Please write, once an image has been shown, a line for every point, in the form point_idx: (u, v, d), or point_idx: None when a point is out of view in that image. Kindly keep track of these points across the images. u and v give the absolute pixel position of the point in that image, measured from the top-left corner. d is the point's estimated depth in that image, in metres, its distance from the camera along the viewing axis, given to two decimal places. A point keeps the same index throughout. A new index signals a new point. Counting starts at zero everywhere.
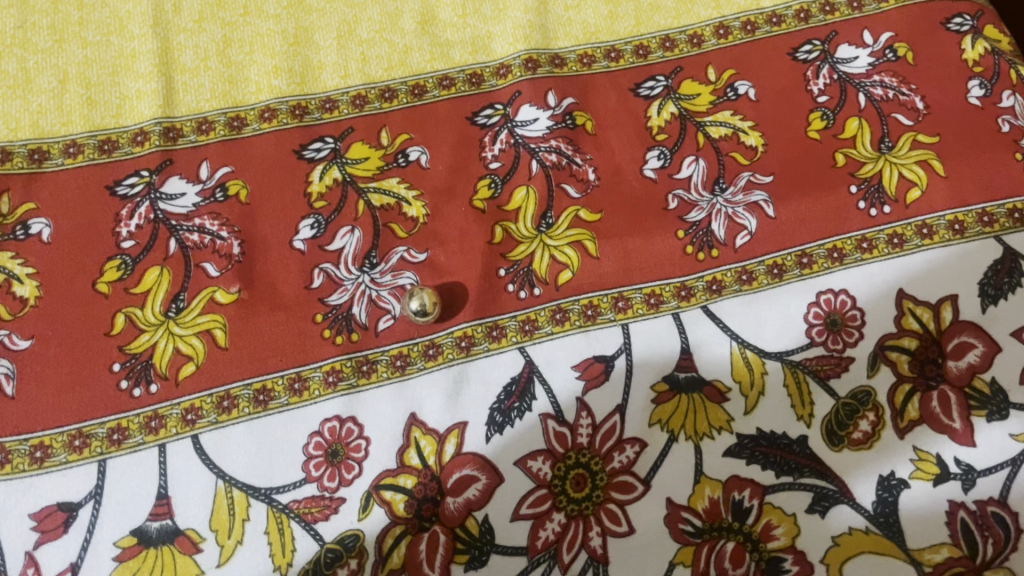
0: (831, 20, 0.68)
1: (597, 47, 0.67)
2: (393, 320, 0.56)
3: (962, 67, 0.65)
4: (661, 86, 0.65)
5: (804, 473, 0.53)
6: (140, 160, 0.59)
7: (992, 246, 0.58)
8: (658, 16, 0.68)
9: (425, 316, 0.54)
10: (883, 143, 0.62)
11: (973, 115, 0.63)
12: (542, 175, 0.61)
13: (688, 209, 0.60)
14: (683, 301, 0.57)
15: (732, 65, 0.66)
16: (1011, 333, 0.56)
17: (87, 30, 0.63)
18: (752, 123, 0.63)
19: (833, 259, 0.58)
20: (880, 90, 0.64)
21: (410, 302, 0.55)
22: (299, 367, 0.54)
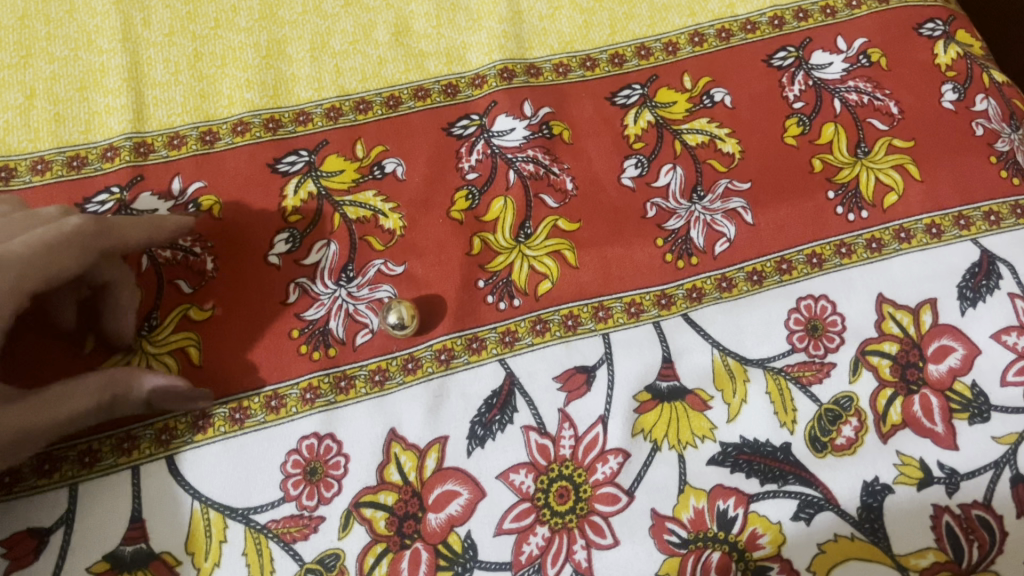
0: (805, 27, 0.68)
1: (573, 56, 0.66)
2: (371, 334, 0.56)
3: (935, 71, 0.65)
4: (637, 94, 0.65)
5: (788, 480, 0.53)
6: (110, 176, 0.58)
7: (969, 249, 0.59)
8: (633, 24, 0.68)
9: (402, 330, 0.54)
10: (859, 148, 0.62)
11: (947, 119, 0.63)
12: (520, 185, 0.61)
13: (667, 217, 0.60)
14: (663, 309, 0.57)
15: (707, 72, 0.66)
16: (990, 334, 0.56)
17: (54, 45, 0.62)
18: (728, 130, 0.63)
19: (812, 265, 0.58)
20: (855, 96, 0.65)
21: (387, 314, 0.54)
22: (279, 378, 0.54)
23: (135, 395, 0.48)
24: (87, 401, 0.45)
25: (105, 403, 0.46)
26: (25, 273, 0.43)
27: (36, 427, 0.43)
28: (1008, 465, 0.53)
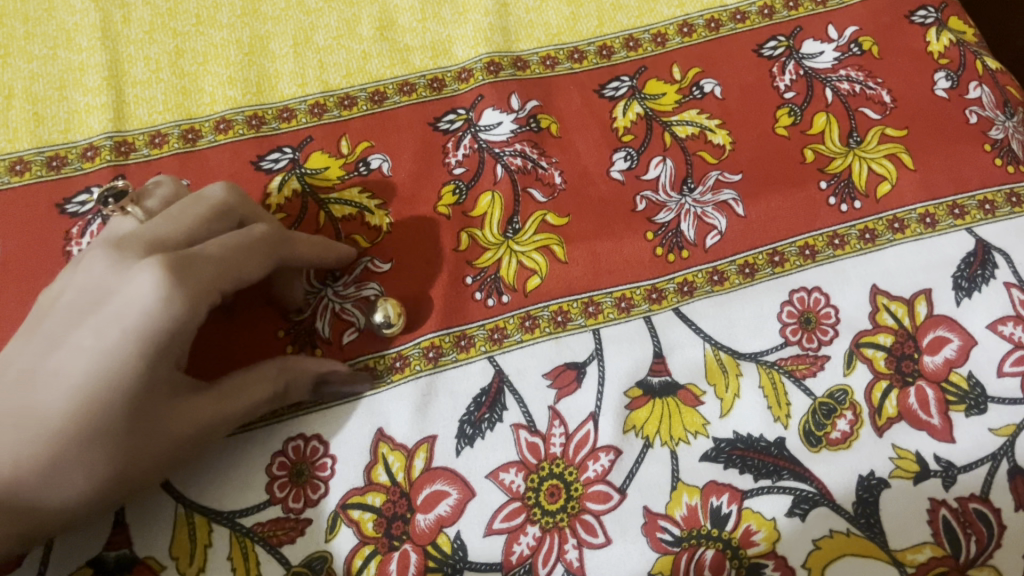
0: (795, 16, 0.67)
1: (560, 48, 0.65)
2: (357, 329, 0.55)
3: (928, 59, 0.65)
4: (626, 86, 0.64)
5: (783, 475, 0.52)
6: (91, 176, 0.57)
7: (964, 238, 0.58)
8: (620, 16, 0.67)
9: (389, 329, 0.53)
10: (851, 137, 0.62)
11: (941, 108, 0.63)
12: (507, 179, 0.60)
13: (657, 210, 0.59)
14: (654, 304, 0.56)
15: (696, 63, 0.65)
16: (986, 325, 0.55)
17: (33, 43, 0.61)
18: (719, 121, 0.62)
19: (804, 257, 0.58)
20: (847, 85, 0.64)
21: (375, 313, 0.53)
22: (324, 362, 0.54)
23: (306, 380, 0.49)
24: (265, 389, 0.46)
25: (281, 390, 0.47)
26: (219, 274, 0.43)
27: (218, 420, 0.44)
28: (1005, 457, 0.52)
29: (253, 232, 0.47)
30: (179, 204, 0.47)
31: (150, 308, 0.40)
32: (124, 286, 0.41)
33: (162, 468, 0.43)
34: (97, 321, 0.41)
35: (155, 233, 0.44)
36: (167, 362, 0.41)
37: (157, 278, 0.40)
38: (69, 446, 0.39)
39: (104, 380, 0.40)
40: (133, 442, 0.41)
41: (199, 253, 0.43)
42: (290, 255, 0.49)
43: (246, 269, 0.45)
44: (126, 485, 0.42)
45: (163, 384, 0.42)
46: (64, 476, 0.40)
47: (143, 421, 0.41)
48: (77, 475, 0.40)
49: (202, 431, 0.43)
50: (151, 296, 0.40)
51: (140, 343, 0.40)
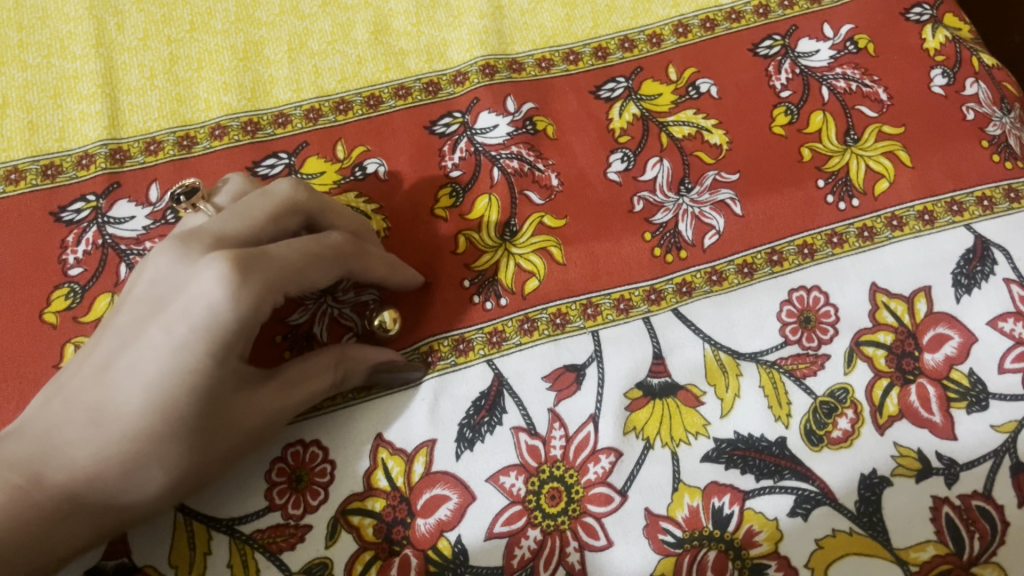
0: (790, 15, 0.67)
1: (555, 50, 0.65)
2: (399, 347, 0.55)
3: (924, 56, 0.64)
4: (622, 87, 0.64)
5: (784, 475, 0.52)
6: (86, 184, 0.57)
7: (963, 235, 0.58)
8: (615, 17, 0.67)
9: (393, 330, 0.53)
10: (848, 136, 0.61)
11: (938, 104, 0.62)
12: (504, 182, 0.60)
13: (654, 211, 0.59)
14: (653, 305, 0.56)
15: (691, 63, 0.65)
16: (987, 321, 0.55)
17: (27, 52, 0.61)
18: (715, 120, 0.62)
19: (803, 256, 0.57)
20: (843, 83, 0.64)
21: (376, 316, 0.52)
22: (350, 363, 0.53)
23: (363, 369, 0.50)
24: (322, 383, 0.48)
25: (339, 378, 0.49)
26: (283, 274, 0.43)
27: (278, 412, 0.46)
28: (1008, 454, 0.52)
29: (321, 240, 0.47)
30: (247, 198, 0.48)
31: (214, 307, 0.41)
32: (190, 283, 0.42)
33: (227, 458, 0.45)
34: (165, 317, 0.42)
35: (223, 228, 0.45)
36: (232, 358, 0.42)
37: (220, 274, 0.41)
38: (144, 439, 0.41)
39: (173, 377, 0.41)
40: (203, 432, 0.43)
41: (267, 252, 0.44)
42: (359, 264, 0.49)
43: (311, 274, 0.46)
44: (194, 475, 0.44)
45: (227, 379, 0.43)
46: (141, 472, 0.42)
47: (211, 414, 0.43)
48: (153, 466, 0.42)
49: (263, 423, 0.46)
50: (216, 293, 0.40)
51: (206, 340, 0.41)
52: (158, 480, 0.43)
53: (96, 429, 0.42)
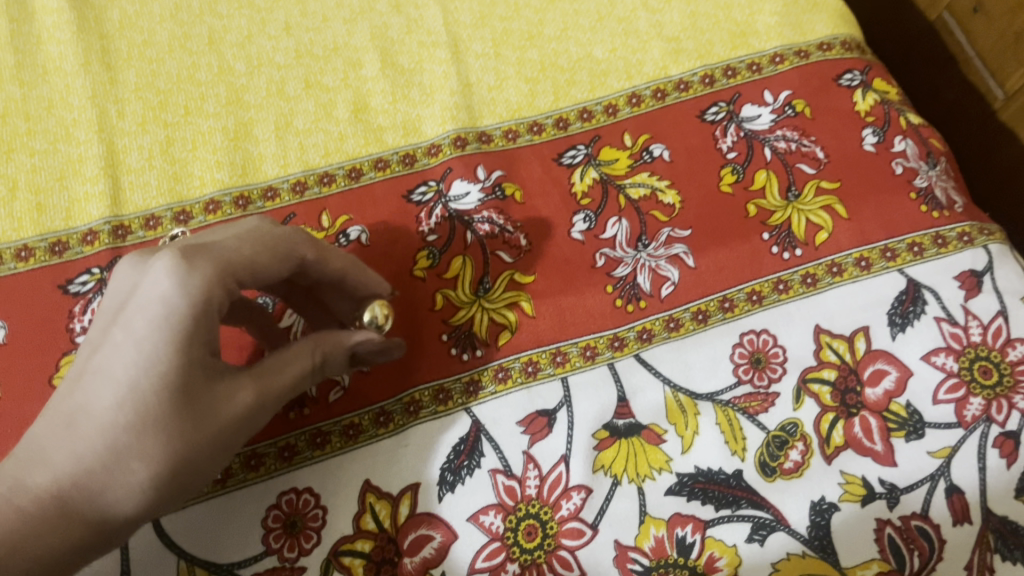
0: (733, 83, 0.73)
1: (521, 122, 0.71)
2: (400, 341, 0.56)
3: (856, 117, 0.71)
4: (582, 154, 0.70)
5: (741, 504, 0.56)
6: (91, 258, 0.61)
7: (896, 278, 0.63)
8: (575, 90, 0.73)
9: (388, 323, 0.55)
10: (790, 192, 0.67)
11: (869, 161, 0.69)
12: (477, 244, 0.65)
13: (615, 265, 0.64)
14: (617, 351, 0.61)
15: (645, 130, 0.71)
16: (921, 356, 0.60)
17: (35, 139, 0.65)
18: (668, 182, 0.68)
19: (752, 302, 0.63)
20: (783, 144, 0.70)
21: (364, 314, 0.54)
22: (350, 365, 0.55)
23: (341, 351, 0.51)
24: (303, 362, 0.48)
25: (318, 362, 0.49)
26: (232, 261, 0.46)
27: (257, 402, 0.46)
28: (943, 477, 0.57)
29: (274, 231, 0.49)
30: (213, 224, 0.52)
31: (167, 292, 0.43)
32: (145, 279, 0.44)
33: (211, 451, 0.44)
34: (127, 314, 0.44)
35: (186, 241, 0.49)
36: (195, 347, 0.43)
37: (168, 267, 0.43)
38: (122, 432, 0.42)
39: (140, 368, 0.42)
40: (182, 422, 0.43)
41: (217, 245, 0.46)
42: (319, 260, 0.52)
43: (263, 257, 0.48)
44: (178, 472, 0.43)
45: (202, 367, 0.44)
46: (123, 467, 0.42)
47: (185, 401, 0.43)
48: (133, 458, 0.42)
49: (245, 410, 0.45)
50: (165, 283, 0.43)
51: (164, 326, 0.42)
52: (140, 475, 0.42)
53: (73, 435, 0.42)
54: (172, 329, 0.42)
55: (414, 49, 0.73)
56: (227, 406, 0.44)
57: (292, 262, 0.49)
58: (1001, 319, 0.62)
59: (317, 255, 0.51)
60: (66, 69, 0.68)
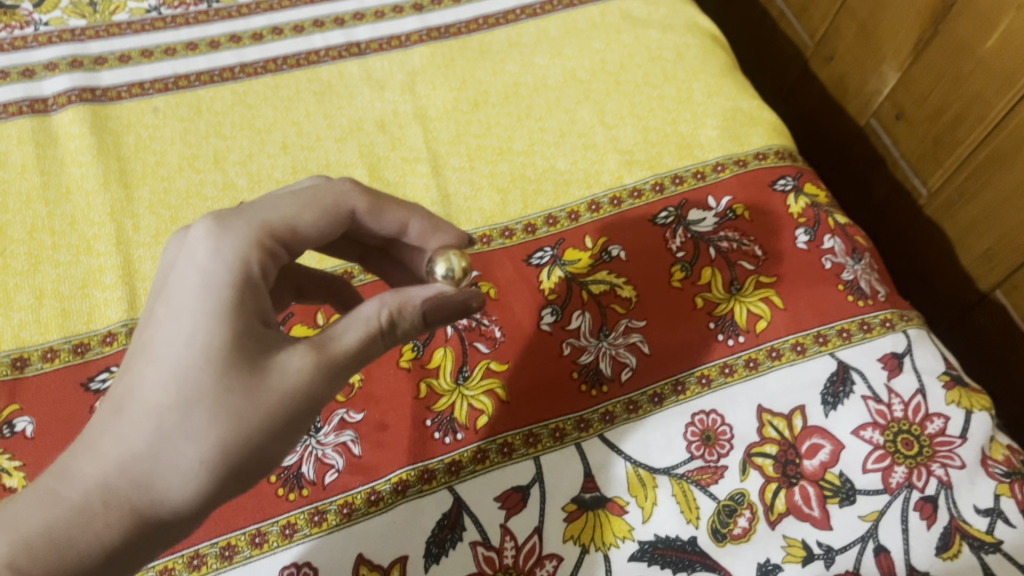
0: (681, 190, 0.82)
1: (494, 227, 0.80)
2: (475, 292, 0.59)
3: (790, 218, 0.80)
4: (548, 255, 0.78)
5: (696, 567, 0.63)
6: (110, 357, 0.67)
7: (828, 361, 0.72)
8: (541, 199, 0.82)
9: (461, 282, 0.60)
10: (732, 286, 0.76)
11: (802, 256, 0.78)
12: (456, 336, 0.73)
13: (580, 353, 0.72)
14: (583, 431, 0.69)
15: (604, 233, 0.80)
16: (851, 431, 0.68)
17: (59, 252, 0.72)
18: (625, 278, 0.77)
19: (701, 384, 0.71)
20: (726, 243, 0.79)
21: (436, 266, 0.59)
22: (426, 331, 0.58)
23: (409, 310, 0.54)
24: (366, 324, 0.52)
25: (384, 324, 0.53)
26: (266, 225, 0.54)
27: (315, 367, 0.50)
28: (872, 538, 0.64)
29: (316, 191, 0.58)
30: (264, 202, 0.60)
31: (206, 272, 0.50)
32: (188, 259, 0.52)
33: (264, 421, 0.49)
34: (173, 295, 0.51)
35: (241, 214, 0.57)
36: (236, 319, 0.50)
37: (208, 248, 0.51)
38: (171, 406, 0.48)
39: (187, 343, 0.49)
40: (227, 392, 0.48)
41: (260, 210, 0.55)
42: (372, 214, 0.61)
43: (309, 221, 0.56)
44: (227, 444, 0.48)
45: (247, 339, 0.50)
46: (174, 443, 0.47)
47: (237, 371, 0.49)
48: (183, 431, 0.47)
49: (304, 374, 0.50)
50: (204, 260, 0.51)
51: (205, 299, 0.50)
52: (192, 446, 0.47)
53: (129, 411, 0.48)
54: (211, 304, 0.49)
55: (398, 163, 0.82)
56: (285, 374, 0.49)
57: (340, 212, 0.58)
58: (920, 396, 0.70)
59: (368, 206, 0.60)
60: (88, 188, 0.76)
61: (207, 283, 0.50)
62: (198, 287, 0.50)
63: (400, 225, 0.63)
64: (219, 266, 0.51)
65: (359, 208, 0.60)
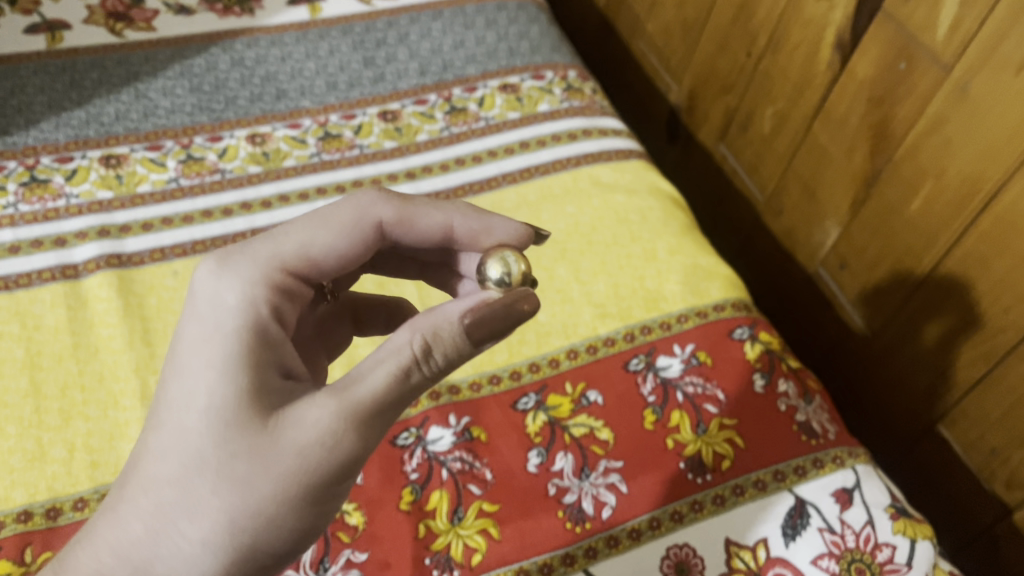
0: (650, 339, 0.92)
1: (483, 375, 0.88)
2: (532, 296, 0.60)
3: (748, 364, 0.90)
4: (532, 400, 0.86)
5: None
6: None
7: (786, 496, 0.80)
8: (525, 348, 0.91)
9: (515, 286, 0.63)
10: (699, 427, 0.85)
11: (759, 399, 0.87)
12: (451, 479, 0.80)
13: (564, 492, 0.80)
14: (568, 566, 0.76)
15: (582, 379, 0.88)
16: (810, 561, 0.76)
17: (90, 407, 0.79)
18: (603, 421, 0.85)
19: (674, 520, 0.78)
20: (692, 387, 0.88)
21: (489, 267, 0.63)
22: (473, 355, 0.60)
23: (447, 333, 0.57)
24: (399, 356, 0.56)
25: (419, 352, 0.56)
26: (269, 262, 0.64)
27: (332, 420, 0.54)
28: None
29: (337, 215, 0.67)
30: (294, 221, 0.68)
31: (213, 346, 0.58)
32: (194, 335, 0.59)
33: (270, 495, 0.53)
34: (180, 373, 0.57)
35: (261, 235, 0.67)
36: (238, 392, 0.55)
37: (210, 324, 0.59)
38: (173, 490, 0.54)
39: (194, 423, 0.55)
40: (230, 467, 0.54)
41: (270, 246, 0.65)
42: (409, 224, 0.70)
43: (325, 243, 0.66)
44: (227, 524, 0.53)
45: (253, 408, 0.55)
46: (179, 527, 0.54)
47: (233, 443, 0.54)
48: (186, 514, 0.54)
49: (325, 424, 0.54)
50: (210, 335, 0.58)
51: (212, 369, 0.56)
52: (194, 528, 0.53)
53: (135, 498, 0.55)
54: (217, 379, 0.56)
55: None
56: (282, 442, 0.54)
57: (365, 227, 0.67)
58: (869, 527, 0.78)
59: (395, 215, 0.69)
60: (115, 347, 0.83)
61: (211, 357, 0.57)
62: (203, 361, 0.57)
63: (442, 226, 0.72)
64: (221, 340, 0.58)
65: (385, 217, 0.69)
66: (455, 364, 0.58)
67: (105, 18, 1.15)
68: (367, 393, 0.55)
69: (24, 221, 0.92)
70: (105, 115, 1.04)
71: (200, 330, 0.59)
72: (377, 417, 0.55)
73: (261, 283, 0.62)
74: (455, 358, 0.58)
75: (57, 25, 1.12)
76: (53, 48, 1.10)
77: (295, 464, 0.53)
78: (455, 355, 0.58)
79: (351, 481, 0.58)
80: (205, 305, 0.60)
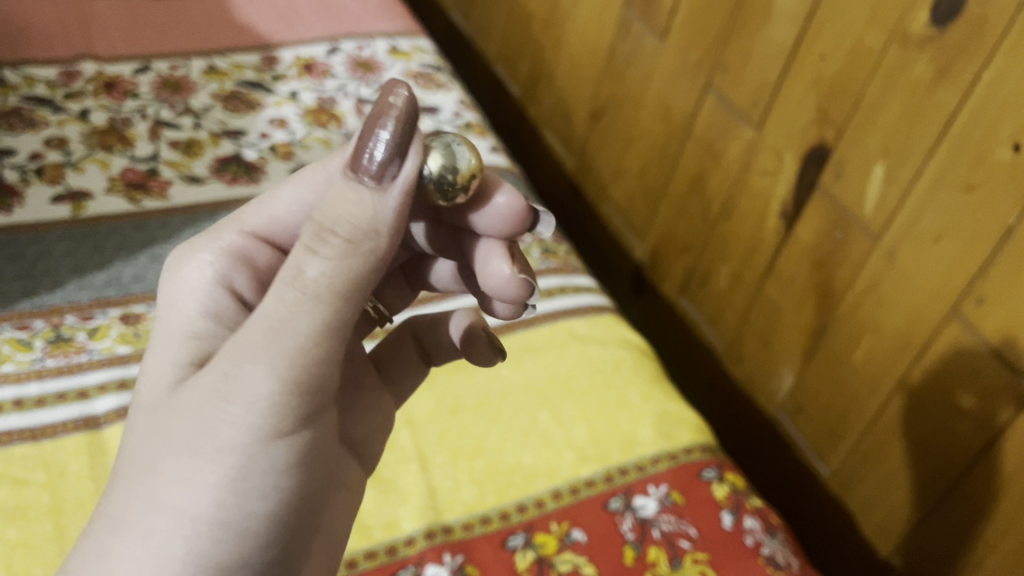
0: (627, 480, 1.00)
1: (475, 515, 0.94)
2: (404, 94, 0.63)
3: (716, 502, 1.00)
4: (521, 539, 0.93)
5: None
6: None
7: None
8: (512, 489, 0.98)
9: (456, 186, 0.68)
10: (675, 561, 0.93)
11: (728, 535, 0.97)
12: None
13: None
14: None
15: (566, 518, 0.95)
16: None
17: None
18: (587, 558, 0.92)
19: None
20: (667, 525, 0.96)
21: (431, 160, 0.67)
22: (386, 227, 0.62)
23: (342, 199, 0.61)
24: (303, 248, 0.62)
25: (319, 233, 0.61)
26: (235, 226, 0.79)
27: (241, 354, 0.61)
28: None
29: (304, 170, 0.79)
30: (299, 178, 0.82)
31: (162, 350, 0.69)
32: (152, 346, 0.71)
33: (193, 445, 0.61)
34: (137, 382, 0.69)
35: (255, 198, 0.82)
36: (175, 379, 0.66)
37: (161, 334, 0.71)
38: (123, 472, 0.63)
39: (139, 416, 0.65)
40: (161, 434, 0.62)
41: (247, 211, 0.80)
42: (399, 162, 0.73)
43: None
44: (162, 481, 0.61)
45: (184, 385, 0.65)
46: (125, 497, 0.61)
47: (166, 410, 0.64)
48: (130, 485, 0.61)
49: (236, 359, 0.61)
50: (161, 341, 0.70)
51: (163, 364, 0.68)
52: (136, 492, 0.61)
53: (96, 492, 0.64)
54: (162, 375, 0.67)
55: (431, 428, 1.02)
56: (201, 399, 0.62)
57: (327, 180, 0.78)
58: None
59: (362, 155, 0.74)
60: None
61: (158, 360, 0.69)
62: (152, 365, 0.69)
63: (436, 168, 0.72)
64: (170, 344, 0.70)
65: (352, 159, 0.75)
66: (369, 228, 0.61)
67: (125, 188, 1.27)
68: (270, 311, 0.61)
69: (49, 375, 1.00)
70: (126, 276, 1.14)
71: (156, 343, 0.71)
72: (291, 328, 0.60)
73: (222, 245, 0.76)
74: (357, 239, 0.61)
75: (82, 194, 1.24)
76: (77, 216, 1.20)
77: (208, 409, 0.61)
78: (356, 240, 0.61)
79: (285, 424, 0.62)
80: (161, 321, 0.73)
